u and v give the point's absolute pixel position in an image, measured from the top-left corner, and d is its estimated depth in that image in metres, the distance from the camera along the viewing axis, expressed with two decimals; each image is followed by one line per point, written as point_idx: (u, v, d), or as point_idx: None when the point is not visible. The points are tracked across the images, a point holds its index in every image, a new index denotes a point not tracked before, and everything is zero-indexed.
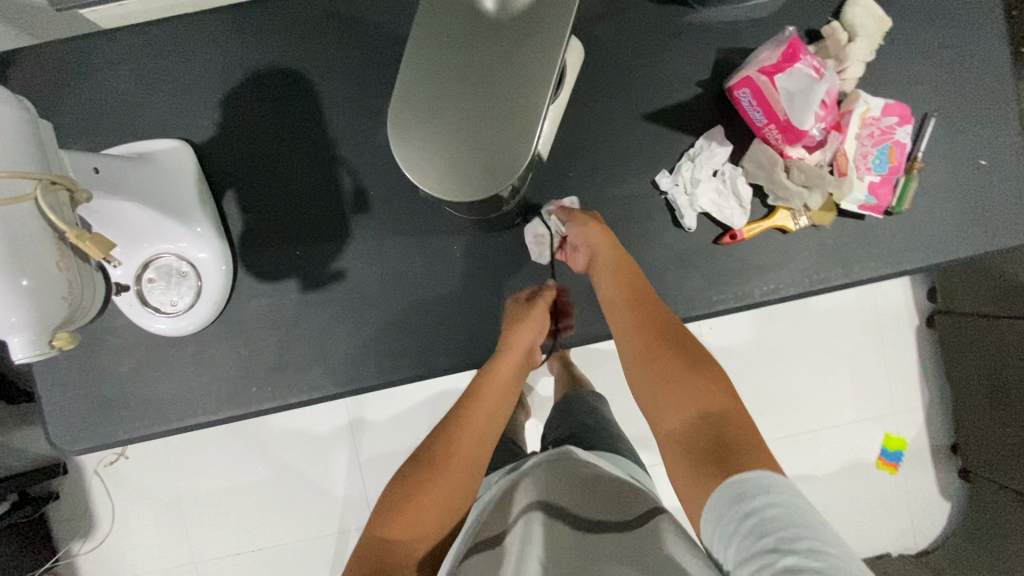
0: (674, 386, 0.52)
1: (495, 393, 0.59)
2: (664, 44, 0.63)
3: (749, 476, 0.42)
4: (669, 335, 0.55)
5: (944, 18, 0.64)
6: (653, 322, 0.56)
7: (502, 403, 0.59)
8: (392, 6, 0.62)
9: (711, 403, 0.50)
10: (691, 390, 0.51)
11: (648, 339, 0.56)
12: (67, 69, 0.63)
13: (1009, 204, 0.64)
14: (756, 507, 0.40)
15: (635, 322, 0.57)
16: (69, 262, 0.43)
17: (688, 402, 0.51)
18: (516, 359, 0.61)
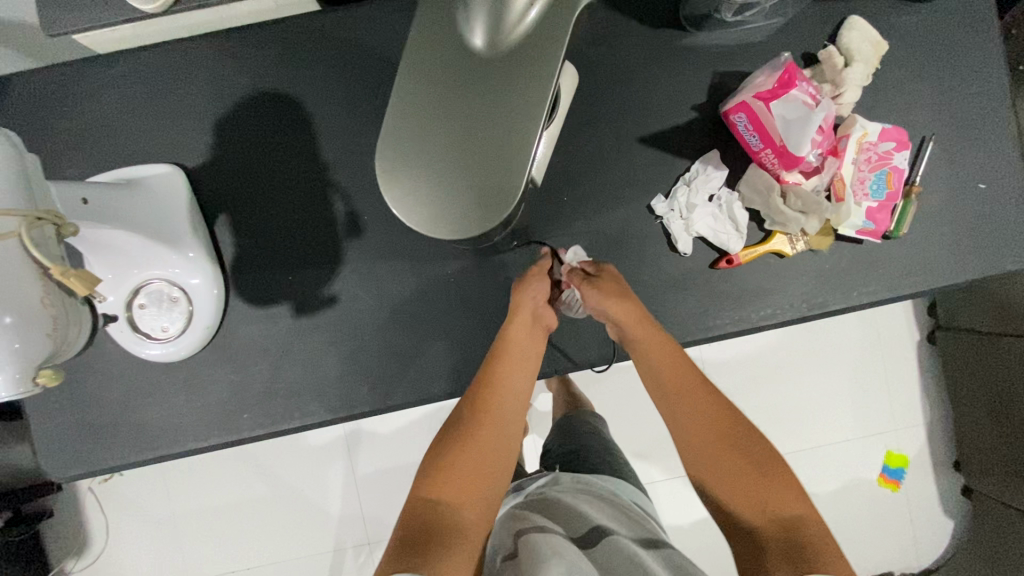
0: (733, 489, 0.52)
1: (515, 352, 0.58)
2: (659, 68, 0.62)
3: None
4: (727, 425, 0.55)
5: (942, 41, 0.63)
6: (695, 403, 0.57)
7: (524, 360, 0.58)
8: (386, 29, 0.62)
9: (774, 495, 0.50)
10: (748, 482, 0.52)
11: (703, 434, 0.55)
12: (58, 94, 0.62)
13: (1010, 228, 0.64)
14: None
15: (685, 420, 0.57)
16: (53, 298, 0.42)
17: (747, 498, 0.51)
18: (536, 318, 0.60)
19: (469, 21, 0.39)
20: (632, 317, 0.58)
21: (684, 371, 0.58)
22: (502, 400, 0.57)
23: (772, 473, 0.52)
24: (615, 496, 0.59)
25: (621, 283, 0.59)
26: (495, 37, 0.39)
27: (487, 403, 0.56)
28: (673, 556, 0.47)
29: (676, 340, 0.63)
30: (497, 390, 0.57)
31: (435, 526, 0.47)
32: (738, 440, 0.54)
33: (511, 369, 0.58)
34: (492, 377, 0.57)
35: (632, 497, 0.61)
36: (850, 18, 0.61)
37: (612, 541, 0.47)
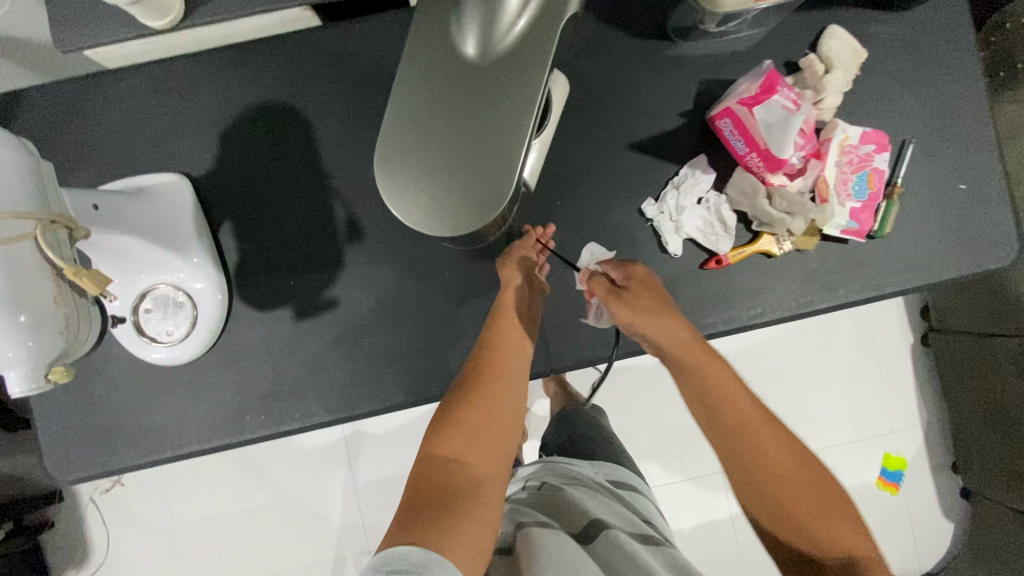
0: (805, 535, 0.50)
1: (511, 314, 0.60)
2: (648, 77, 0.65)
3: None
4: (793, 467, 0.51)
5: (920, 48, 0.66)
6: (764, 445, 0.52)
7: (521, 325, 0.60)
8: (384, 43, 0.65)
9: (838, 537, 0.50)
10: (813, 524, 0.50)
11: (774, 483, 0.51)
12: (68, 107, 0.65)
13: (991, 226, 0.66)
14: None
15: (754, 465, 0.51)
16: (65, 297, 0.44)
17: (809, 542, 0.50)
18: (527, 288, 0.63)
19: (461, 32, 0.41)
20: (673, 334, 0.56)
21: (742, 406, 0.53)
22: (502, 360, 0.58)
23: (841, 518, 0.50)
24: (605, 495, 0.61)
25: (649, 289, 0.58)
26: (486, 47, 0.41)
27: (487, 364, 0.57)
28: (669, 554, 0.49)
29: None
30: (496, 351, 0.58)
31: (441, 488, 0.49)
32: (798, 476, 0.51)
33: (507, 327, 0.59)
34: (489, 340, 0.59)
35: (622, 493, 0.63)
36: (829, 27, 0.64)
37: (613, 535, 0.49)
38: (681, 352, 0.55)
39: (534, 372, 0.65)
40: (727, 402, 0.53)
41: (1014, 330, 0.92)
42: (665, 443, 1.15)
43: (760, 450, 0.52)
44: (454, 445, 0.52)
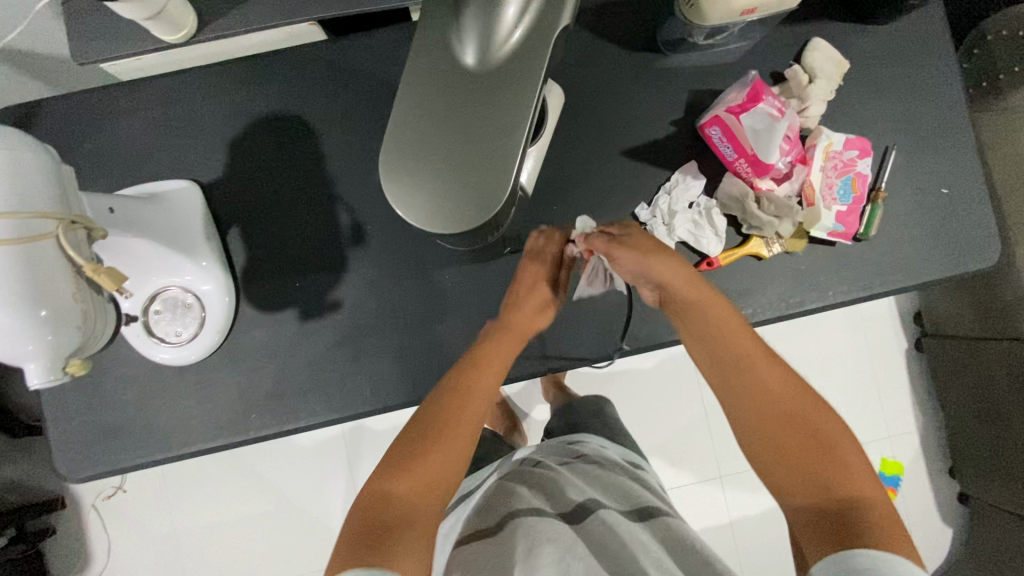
0: (792, 462, 0.53)
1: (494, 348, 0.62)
2: (640, 88, 0.68)
3: (861, 552, 0.44)
4: (787, 398, 0.56)
5: (902, 59, 0.69)
6: (757, 371, 0.58)
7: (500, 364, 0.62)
8: (389, 55, 0.68)
9: (835, 473, 0.51)
10: (809, 458, 0.53)
11: (767, 405, 0.56)
12: (84, 116, 0.68)
13: (974, 229, 0.68)
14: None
15: (746, 392, 0.57)
16: (82, 294, 0.46)
17: (802, 478, 0.52)
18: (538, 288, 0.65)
19: (459, 45, 0.44)
20: (683, 277, 0.61)
21: (743, 338, 0.59)
22: (466, 425, 0.57)
23: (829, 444, 0.53)
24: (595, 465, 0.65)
25: (648, 237, 0.64)
26: (484, 57, 0.44)
27: (450, 424, 0.57)
28: (659, 521, 0.54)
29: (662, 338, 0.66)
30: (463, 410, 0.58)
31: (388, 517, 0.49)
32: (801, 414, 0.55)
33: (476, 391, 0.59)
34: (463, 394, 0.59)
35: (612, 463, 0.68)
36: (812, 40, 0.67)
37: (602, 512, 0.52)
38: (684, 285, 0.60)
39: (531, 372, 0.67)
40: (732, 329, 0.59)
41: (1005, 333, 0.94)
42: (665, 444, 1.19)
43: (758, 381, 0.57)
44: (399, 486, 0.52)
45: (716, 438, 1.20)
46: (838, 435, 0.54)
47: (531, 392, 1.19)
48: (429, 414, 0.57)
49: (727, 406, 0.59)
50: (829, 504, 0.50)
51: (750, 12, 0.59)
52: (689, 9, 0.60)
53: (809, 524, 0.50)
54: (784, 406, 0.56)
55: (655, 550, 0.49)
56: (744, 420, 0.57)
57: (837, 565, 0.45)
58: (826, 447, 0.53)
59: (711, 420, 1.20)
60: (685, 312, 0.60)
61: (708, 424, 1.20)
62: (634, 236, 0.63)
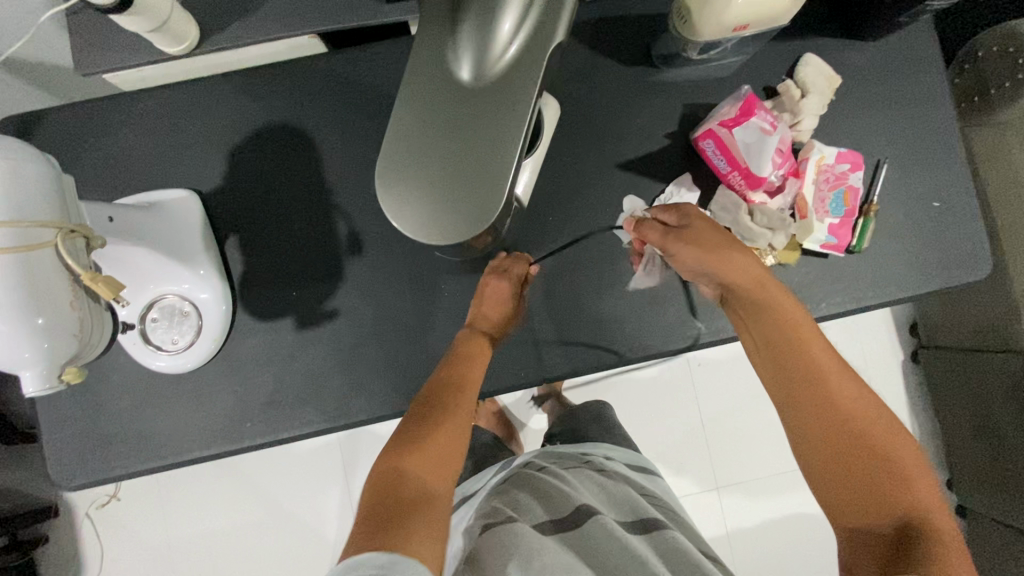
0: (859, 480, 0.50)
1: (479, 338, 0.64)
2: (635, 101, 0.69)
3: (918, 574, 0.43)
4: (862, 411, 0.52)
5: (892, 76, 0.70)
6: (839, 381, 0.53)
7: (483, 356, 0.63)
8: (387, 68, 0.69)
9: (905, 499, 0.48)
10: (877, 482, 0.49)
11: (837, 417, 0.51)
12: (86, 126, 0.68)
13: (965, 243, 0.69)
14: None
15: (815, 401, 0.53)
16: (80, 302, 0.46)
17: (868, 496, 0.49)
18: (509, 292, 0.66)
19: (455, 60, 0.45)
20: (752, 274, 0.58)
21: (814, 344, 0.55)
22: (464, 409, 0.58)
23: (902, 464, 0.49)
24: (600, 474, 0.65)
25: (714, 229, 0.60)
26: (479, 72, 0.44)
27: (450, 409, 0.57)
28: (660, 533, 0.53)
29: (657, 349, 0.67)
30: (460, 399, 0.58)
31: (403, 497, 0.48)
32: (877, 432, 0.51)
33: (468, 379, 0.60)
34: (459, 383, 0.59)
35: (618, 471, 0.68)
36: (805, 55, 0.68)
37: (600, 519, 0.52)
38: (753, 292, 0.58)
39: (527, 382, 0.67)
40: (801, 337, 0.55)
41: (1000, 345, 0.94)
42: (665, 454, 1.19)
43: (829, 398, 0.52)
44: (410, 466, 0.51)
45: (713, 448, 1.20)
46: (907, 457, 0.50)
47: (529, 402, 1.19)
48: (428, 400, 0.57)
49: (784, 414, 0.55)
50: (893, 532, 0.47)
51: (742, 28, 0.60)
52: (683, 24, 0.61)
53: (868, 550, 0.47)
54: (858, 419, 0.51)
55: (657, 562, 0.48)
56: (802, 427, 0.53)
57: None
58: (896, 465, 0.49)
59: (708, 430, 1.20)
60: (755, 313, 0.57)
61: (704, 436, 1.20)
62: (695, 225, 0.60)
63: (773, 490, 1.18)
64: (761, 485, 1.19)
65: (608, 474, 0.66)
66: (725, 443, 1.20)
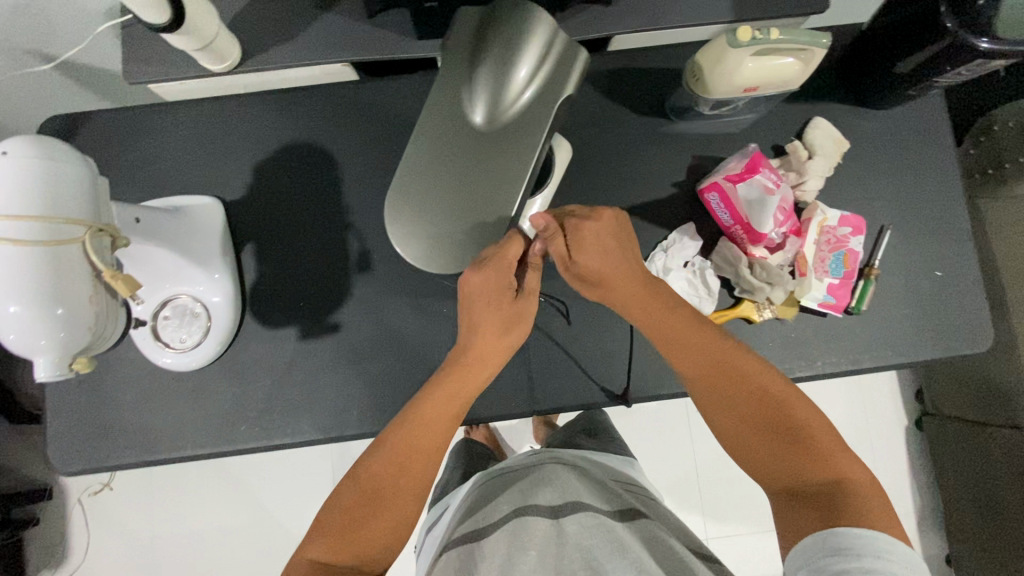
0: (771, 460, 0.50)
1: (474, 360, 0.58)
2: (645, 149, 0.71)
3: (843, 531, 0.42)
4: (764, 402, 0.52)
5: (901, 145, 0.72)
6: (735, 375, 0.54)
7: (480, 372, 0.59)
8: (412, 99, 0.73)
9: (816, 464, 0.48)
10: (787, 451, 0.50)
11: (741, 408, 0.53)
12: (126, 130, 0.73)
13: (965, 314, 0.69)
14: (853, 571, 0.40)
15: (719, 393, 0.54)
16: (99, 297, 0.49)
17: (788, 469, 0.49)
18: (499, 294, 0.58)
19: (471, 103, 0.48)
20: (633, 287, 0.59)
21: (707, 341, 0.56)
22: (417, 475, 0.54)
23: (813, 442, 0.49)
24: (570, 465, 0.67)
25: (605, 249, 0.59)
26: (492, 114, 0.48)
27: (396, 479, 0.53)
28: (641, 522, 0.55)
29: (648, 390, 0.68)
30: (415, 458, 0.54)
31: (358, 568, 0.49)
32: (780, 412, 0.52)
33: (434, 419, 0.56)
34: (409, 449, 0.54)
35: (597, 465, 0.70)
36: (814, 119, 0.70)
37: (584, 513, 0.54)
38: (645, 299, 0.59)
39: (518, 412, 0.68)
40: (688, 334, 0.56)
41: (1004, 420, 0.93)
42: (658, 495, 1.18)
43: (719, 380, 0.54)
44: (331, 552, 0.49)
45: (707, 497, 1.18)
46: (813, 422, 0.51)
47: (524, 430, 1.20)
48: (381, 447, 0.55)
49: (708, 410, 0.55)
50: (808, 492, 0.47)
51: (753, 89, 0.62)
52: (696, 82, 0.64)
53: (787, 513, 0.48)
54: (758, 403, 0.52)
55: (636, 549, 0.49)
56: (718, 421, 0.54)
57: (819, 547, 0.42)
58: (809, 448, 0.49)
59: (702, 477, 1.18)
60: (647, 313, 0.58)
61: (698, 483, 1.18)
62: (592, 231, 0.58)
63: (764, 545, 1.16)
64: (752, 540, 1.16)
65: (582, 466, 0.68)
66: (718, 492, 1.18)
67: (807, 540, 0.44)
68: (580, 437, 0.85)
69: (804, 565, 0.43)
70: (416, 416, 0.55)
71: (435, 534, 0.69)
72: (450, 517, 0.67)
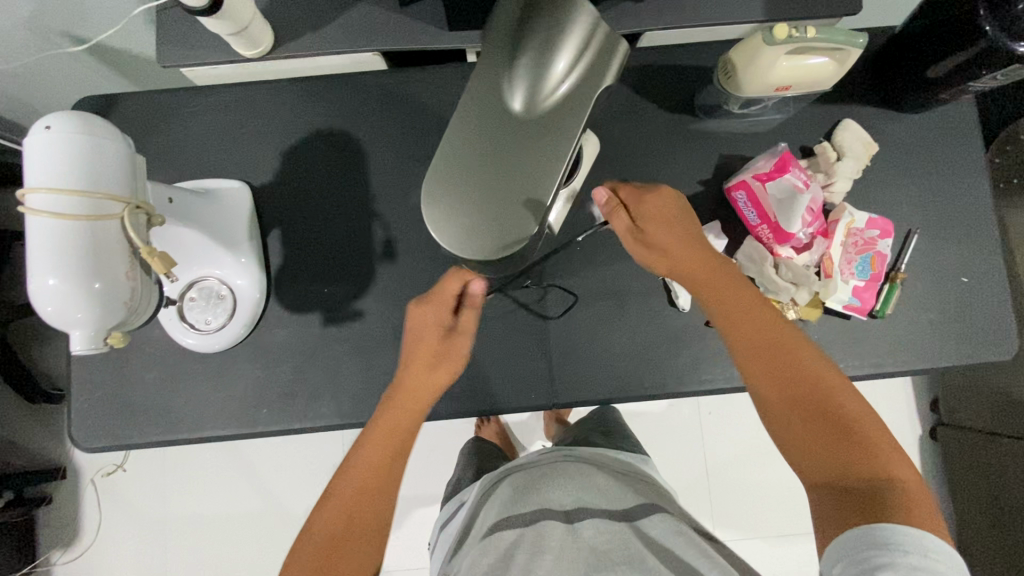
0: (823, 450, 0.50)
1: (402, 406, 0.58)
2: (672, 146, 0.71)
3: (885, 526, 0.43)
4: (818, 391, 0.52)
5: (929, 149, 0.71)
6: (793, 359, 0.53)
7: (408, 416, 0.57)
8: (441, 90, 0.73)
9: (863, 458, 0.48)
10: (831, 437, 0.50)
11: (800, 394, 0.52)
12: (158, 113, 0.74)
13: (990, 322, 0.68)
14: (899, 565, 0.41)
15: (778, 379, 0.53)
16: (134, 273, 0.49)
17: (834, 460, 0.49)
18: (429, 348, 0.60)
19: (510, 91, 0.48)
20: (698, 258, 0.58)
21: (767, 325, 0.55)
22: (370, 517, 0.54)
23: (865, 435, 0.49)
24: (586, 461, 0.67)
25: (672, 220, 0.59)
26: (531, 103, 0.48)
27: (349, 524, 0.53)
28: (651, 520, 0.55)
29: (669, 387, 0.68)
30: (364, 502, 0.54)
31: None
32: (836, 401, 0.51)
33: (364, 469, 0.55)
34: (351, 497, 0.54)
35: (611, 459, 0.71)
36: (844, 120, 0.70)
37: (594, 517, 0.54)
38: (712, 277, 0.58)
39: (538, 404, 0.68)
40: (747, 316, 0.56)
41: None
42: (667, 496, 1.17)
43: (778, 363, 0.53)
44: None
45: (716, 499, 1.17)
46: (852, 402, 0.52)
47: (534, 427, 1.20)
48: (327, 503, 0.54)
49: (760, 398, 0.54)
50: (850, 489, 0.47)
51: (784, 88, 0.62)
52: (728, 79, 0.64)
53: (827, 508, 0.47)
54: (815, 393, 0.52)
55: (647, 558, 0.50)
56: (772, 408, 0.53)
57: (862, 540, 0.43)
58: (859, 441, 0.49)
59: (711, 480, 1.18)
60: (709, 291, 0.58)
61: (707, 486, 1.18)
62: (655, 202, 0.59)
63: (772, 550, 1.15)
64: (760, 544, 1.16)
65: (598, 463, 0.68)
66: (728, 495, 1.17)
67: (845, 534, 0.45)
68: (594, 433, 0.86)
69: (846, 558, 0.43)
70: (344, 475, 0.55)
71: (449, 527, 0.70)
72: (463, 513, 0.68)
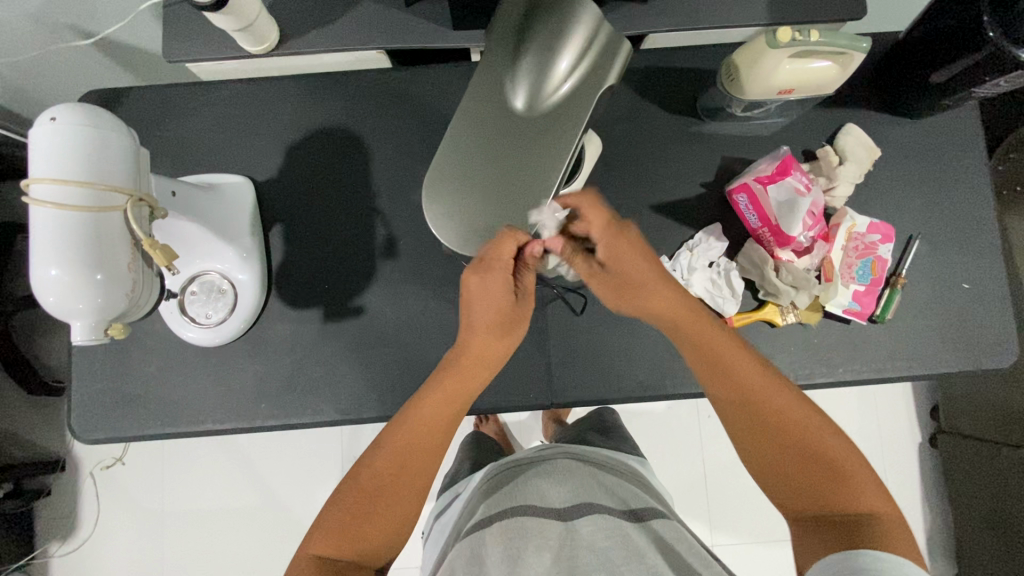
0: (802, 487, 0.50)
1: (460, 369, 0.54)
2: (674, 148, 0.71)
3: (865, 553, 0.43)
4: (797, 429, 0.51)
5: (932, 155, 0.71)
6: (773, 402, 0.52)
7: (465, 384, 0.55)
8: (444, 89, 0.73)
9: (842, 494, 0.48)
10: (804, 474, 0.50)
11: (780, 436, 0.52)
12: (162, 107, 0.74)
13: (991, 328, 0.68)
14: None
15: (756, 421, 0.53)
16: (136, 265, 0.50)
17: (812, 497, 0.49)
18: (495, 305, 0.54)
19: (511, 94, 0.49)
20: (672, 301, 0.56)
21: (745, 368, 0.53)
22: (412, 482, 0.53)
23: (845, 472, 0.49)
24: (587, 460, 0.67)
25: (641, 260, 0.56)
26: (531, 105, 0.49)
27: (385, 491, 0.52)
28: (652, 523, 0.55)
29: (668, 388, 0.68)
30: (404, 473, 0.52)
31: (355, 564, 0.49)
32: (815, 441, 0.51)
33: (409, 436, 0.53)
34: (392, 465, 0.53)
35: (609, 458, 0.71)
36: (846, 125, 0.70)
37: (594, 513, 0.54)
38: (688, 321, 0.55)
39: (537, 404, 0.68)
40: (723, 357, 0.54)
41: None
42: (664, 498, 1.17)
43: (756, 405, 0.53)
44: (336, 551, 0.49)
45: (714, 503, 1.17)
46: (819, 428, 0.51)
47: (533, 427, 1.20)
48: (366, 471, 0.53)
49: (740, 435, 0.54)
50: (830, 520, 0.48)
51: (787, 91, 0.62)
52: (731, 82, 0.63)
53: (803, 541, 0.49)
54: (793, 434, 0.51)
55: (650, 556, 0.50)
56: (752, 447, 0.53)
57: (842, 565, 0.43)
58: (840, 477, 0.49)
59: (709, 483, 1.18)
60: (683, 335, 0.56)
61: (706, 489, 1.17)
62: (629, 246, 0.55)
63: (770, 555, 1.15)
64: (758, 549, 1.15)
65: (597, 461, 0.68)
66: (727, 498, 1.17)
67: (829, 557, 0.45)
68: (591, 433, 0.86)
69: None
70: (392, 439, 0.53)
71: (444, 518, 0.70)
72: (461, 503, 0.68)
